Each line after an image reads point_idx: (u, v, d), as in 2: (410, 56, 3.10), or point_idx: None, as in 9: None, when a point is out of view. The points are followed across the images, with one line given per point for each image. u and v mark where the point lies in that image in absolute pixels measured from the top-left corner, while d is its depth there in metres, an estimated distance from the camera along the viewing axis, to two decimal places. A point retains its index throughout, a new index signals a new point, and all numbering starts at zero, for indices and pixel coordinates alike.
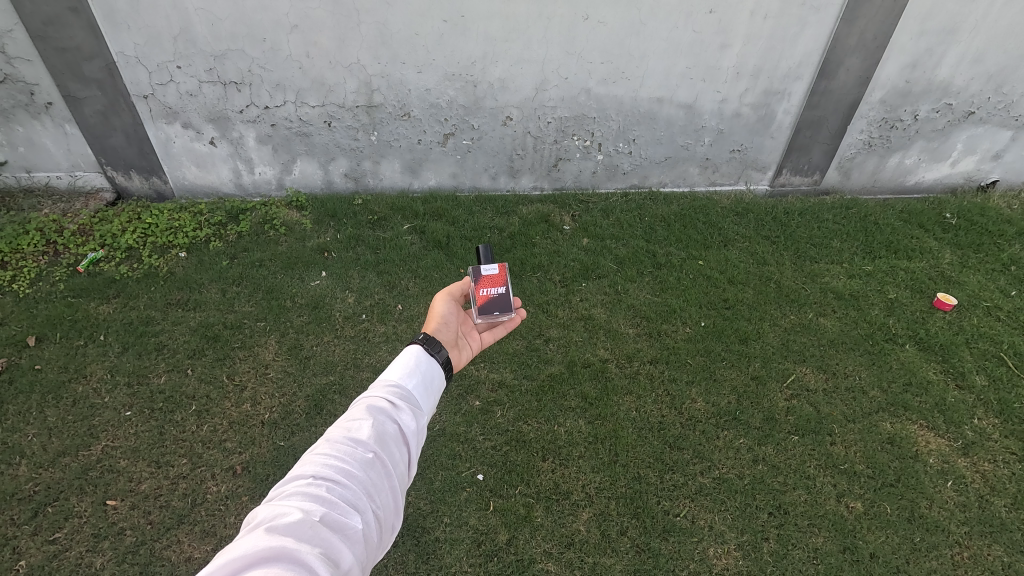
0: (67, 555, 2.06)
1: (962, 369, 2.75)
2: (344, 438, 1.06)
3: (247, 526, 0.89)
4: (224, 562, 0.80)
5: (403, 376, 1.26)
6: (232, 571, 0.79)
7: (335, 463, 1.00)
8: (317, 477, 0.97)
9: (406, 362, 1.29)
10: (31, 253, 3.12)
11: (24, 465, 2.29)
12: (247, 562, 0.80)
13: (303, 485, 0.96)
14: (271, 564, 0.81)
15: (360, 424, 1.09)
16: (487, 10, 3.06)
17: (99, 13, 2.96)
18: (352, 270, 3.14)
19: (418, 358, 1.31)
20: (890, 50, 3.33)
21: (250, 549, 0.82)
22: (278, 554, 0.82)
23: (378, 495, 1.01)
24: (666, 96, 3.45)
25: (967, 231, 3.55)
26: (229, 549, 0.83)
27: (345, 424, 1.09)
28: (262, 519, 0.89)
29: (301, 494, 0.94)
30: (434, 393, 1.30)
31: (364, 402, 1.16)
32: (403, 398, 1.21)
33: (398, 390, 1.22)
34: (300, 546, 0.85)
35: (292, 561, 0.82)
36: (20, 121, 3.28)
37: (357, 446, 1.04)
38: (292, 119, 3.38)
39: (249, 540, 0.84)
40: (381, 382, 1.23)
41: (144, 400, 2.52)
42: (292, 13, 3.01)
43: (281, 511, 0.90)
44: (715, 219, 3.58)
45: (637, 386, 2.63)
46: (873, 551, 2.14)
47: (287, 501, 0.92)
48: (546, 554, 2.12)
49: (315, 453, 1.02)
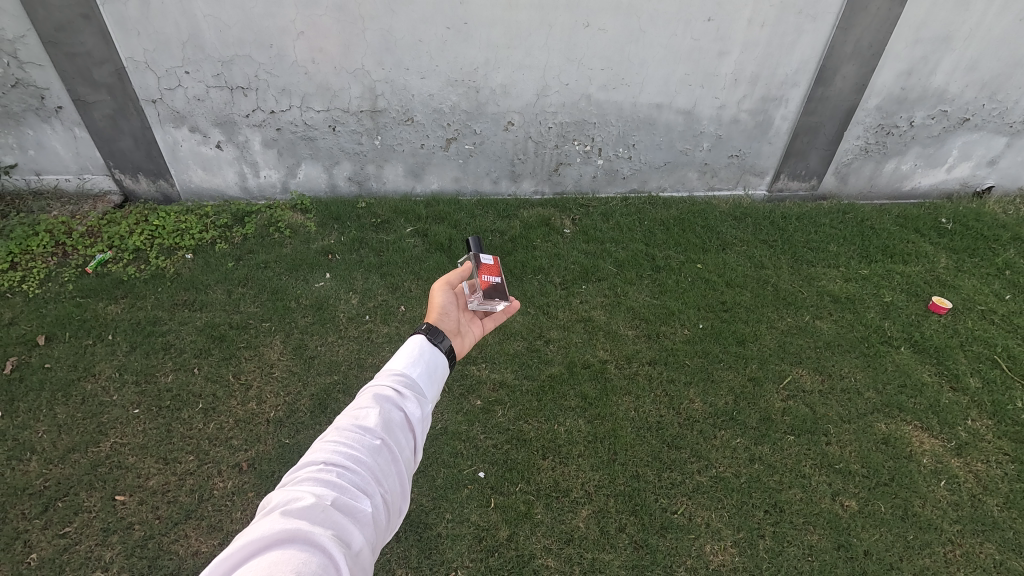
0: (77, 548, 2.10)
1: (956, 370, 2.80)
2: (352, 425, 1.10)
3: (262, 510, 0.93)
4: (240, 545, 0.83)
5: (407, 366, 1.30)
6: (249, 553, 0.83)
7: (344, 450, 1.04)
8: (327, 463, 1.01)
9: (411, 351, 1.33)
10: (40, 254, 3.18)
11: (34, 460, 2.33)
12: (262, 544, 0.84)
13: (314, 471, 1.00)
14: (287, 545, 0.85)
15: (368, 412, 1.13)
16: (490, 17, 3.12)
17: (110, 20, 3.02)
18: (356, 271, 3.19)
19: (423, 348, 1.34)
20: (886, 58, 3.39)
21: (266, 532, 0.86)
22: (292, 537, 0.86)
23: (385, 480, 1.05)
24: (665, 102, 3.51)
25: (962, 235, 3.60)
26: (246, 533, 0.86)
27: (353, 412, 1.13)
28: (277, 502, 0.93)
29: (312, 479, 0.98)
30: (438, 380, 1.34)
31: (371, 390, 1.21)
32: (408, 386, 1.25)
33: (404, 378, 1.26)
34: (314, 529, 0.89)
35: (305, 543, 0.86)
36: (31, 124, 3.34)
37: (365, 433, 1.09)
38: (297, 124, 3.44)
39: (264, 523, 0.88)
40: (386, 371, 1.27)
41: (151, 398, 2.56)
42: (299, 20, 3.07)
43: (294, 495, 0.94)
44: (713, 223, 3.63)
45: (636, 386, 2.68)
46: (867, 549, 2.18)
47: (299, 486, 0.96)
48: (546, 550, 2.16)
49: (325, 440, 1.06)
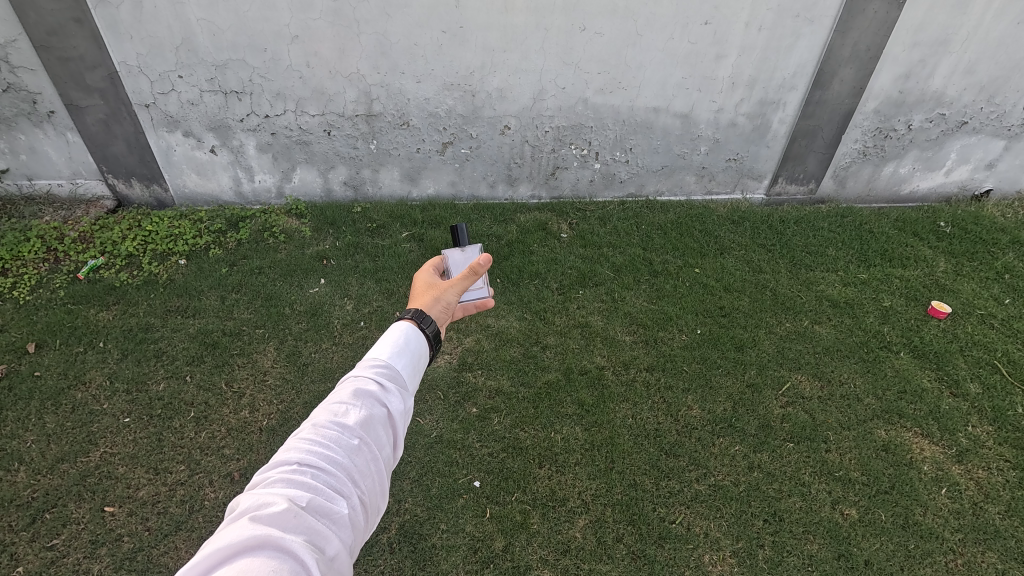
0: (65, 561, 2.06)
1: (956, 376, 2.77)
2: (329, 422, 1.02)
3: (230, 515, 0.87)
4: (205, 554, 0.77)
5: (391, 355, 1.21)
6: (213, 564, 0.77)
7: (319, 449, 0.97)
8: (301, 464, 0.94)
9: (398, 340, 1.25)
10: (31, 260, 3.13)
11: (23, 471, 2.30)
12: (227, 554, 0.78)
13: (287, 472, 0.93)
14: (257, 552, 0.79)
15: (346, 408, 1.06)
16: (486, 20, 3.10)
17: (102, 23, 3.00)
18: (351, 277, 3.16)
19: (408, 335, 1.26)
20: (883, 61, 3.38)
21: (234, 540, 0.79)
22: (261, 543, 0.80)
23: (363, 480, 0.99)
24: (662, 106, 3.49)
25: (961, 239, 3.58)
26: (212, 541, 0.80)
27: (331, 407, 1.05)
28: (246, 506, 0.86)
29: (285, 481, 0.91)
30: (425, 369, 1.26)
31: (351, 383, 1.12)
32: (392, 379, 1.17)
33: (384, 365, 1.18)
34: (286, 534, 0.82)
35: (276, 549, 0.80)
36: (23, 129, 3.31)
37: (342, 430, 1.01)
38: (292, 128, 3.41)
39: (232, 530, 0.82)
40: (369, 360, 1.19)
41: (143, 407, 2.53)
42: (293, 24, 3.05)
43: (266, 500, 0.87)
44: (712, 227, 3.61)
45: (633, 393, 2.65)
46: (868, 558, 2.15)
47: (271, 489, 0.89)
48: (542, 561, 2.13)
49: (299, 438, 0.99)
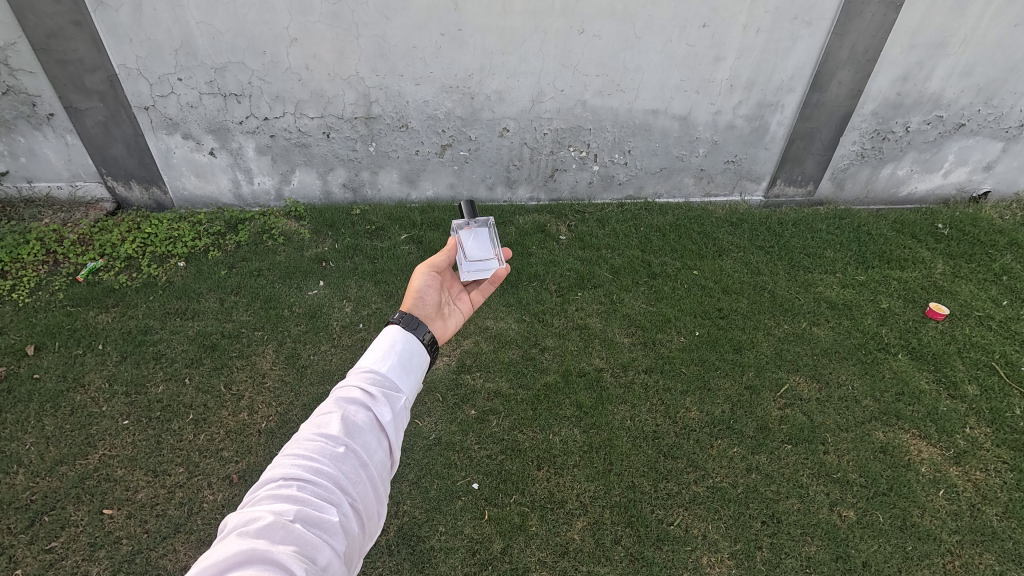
0: (63, 563, 2.07)
1: (954, 378, 2.78)
2: (313, 434, 1.02)
3: (220, 535, 0.87)
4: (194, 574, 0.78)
5: (378, 361, 1.22)
6: None
7: (304, 461, 0.97)
8: (287, 478, 0.95)
9: (383, 345, 1.25)
10: (30, 262, 3.13)
11: (22, 473, 2.30)
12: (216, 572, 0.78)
13: (273, 488, 0.93)
14: (246, 567, 0.80)
15: (330, 418, 1.06)
16: (485, 22, 3.11)
17: (102, 26, 3.00)
18: (350, 279, 3.17)
19: (395, 340, 1.26)
20: (881, 64, 3.39)
21: (222, 557, 0.80)
22: (250, 557, 0.80)
23: (354, 487, 0.99)
24: (660, 108, 3.50)
25: (959, 241, 3.59)
26: (202, 560, 0.81)
27: (315, 420, 1.06)
28: (234, 524, 0.87)
29: (272, 497, 0.91)
30: (415, 371, 1.26)
31: (336, 392, 1.13)
32: (379, 384, 1.17)
33: (370, 373, 1.18)
34: (273, 547, 0.83)
35: (265, 562, 0.81)
36: (22, 132, 3.32)
37: (326, 440, 1.01)
38: (291, 130, 3.42)
39: (221, 548, 0.82)
40: (355, 369, 1.19)
41: (141, 409, 2.53)
42: (292, 27, 3.06)
43: (253, 515, 0.87)
44: (710, 229, 3.62)
45: (631, 395, 2.65)
46: (866, 560, 2.16)
47: (258, 505, 0.90)
48: (541, 563, 2.13)
49: (284, 454, 0.99)
